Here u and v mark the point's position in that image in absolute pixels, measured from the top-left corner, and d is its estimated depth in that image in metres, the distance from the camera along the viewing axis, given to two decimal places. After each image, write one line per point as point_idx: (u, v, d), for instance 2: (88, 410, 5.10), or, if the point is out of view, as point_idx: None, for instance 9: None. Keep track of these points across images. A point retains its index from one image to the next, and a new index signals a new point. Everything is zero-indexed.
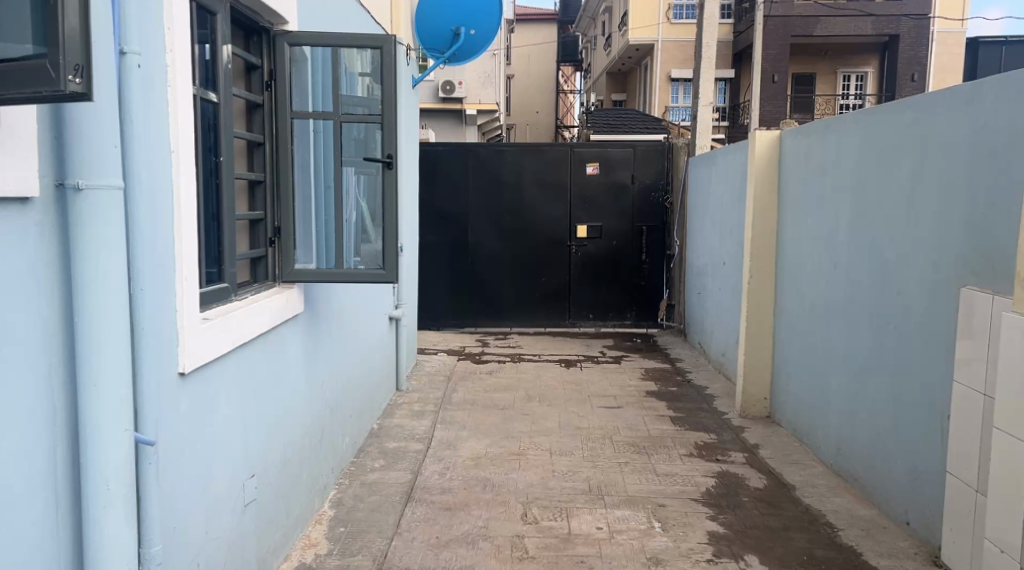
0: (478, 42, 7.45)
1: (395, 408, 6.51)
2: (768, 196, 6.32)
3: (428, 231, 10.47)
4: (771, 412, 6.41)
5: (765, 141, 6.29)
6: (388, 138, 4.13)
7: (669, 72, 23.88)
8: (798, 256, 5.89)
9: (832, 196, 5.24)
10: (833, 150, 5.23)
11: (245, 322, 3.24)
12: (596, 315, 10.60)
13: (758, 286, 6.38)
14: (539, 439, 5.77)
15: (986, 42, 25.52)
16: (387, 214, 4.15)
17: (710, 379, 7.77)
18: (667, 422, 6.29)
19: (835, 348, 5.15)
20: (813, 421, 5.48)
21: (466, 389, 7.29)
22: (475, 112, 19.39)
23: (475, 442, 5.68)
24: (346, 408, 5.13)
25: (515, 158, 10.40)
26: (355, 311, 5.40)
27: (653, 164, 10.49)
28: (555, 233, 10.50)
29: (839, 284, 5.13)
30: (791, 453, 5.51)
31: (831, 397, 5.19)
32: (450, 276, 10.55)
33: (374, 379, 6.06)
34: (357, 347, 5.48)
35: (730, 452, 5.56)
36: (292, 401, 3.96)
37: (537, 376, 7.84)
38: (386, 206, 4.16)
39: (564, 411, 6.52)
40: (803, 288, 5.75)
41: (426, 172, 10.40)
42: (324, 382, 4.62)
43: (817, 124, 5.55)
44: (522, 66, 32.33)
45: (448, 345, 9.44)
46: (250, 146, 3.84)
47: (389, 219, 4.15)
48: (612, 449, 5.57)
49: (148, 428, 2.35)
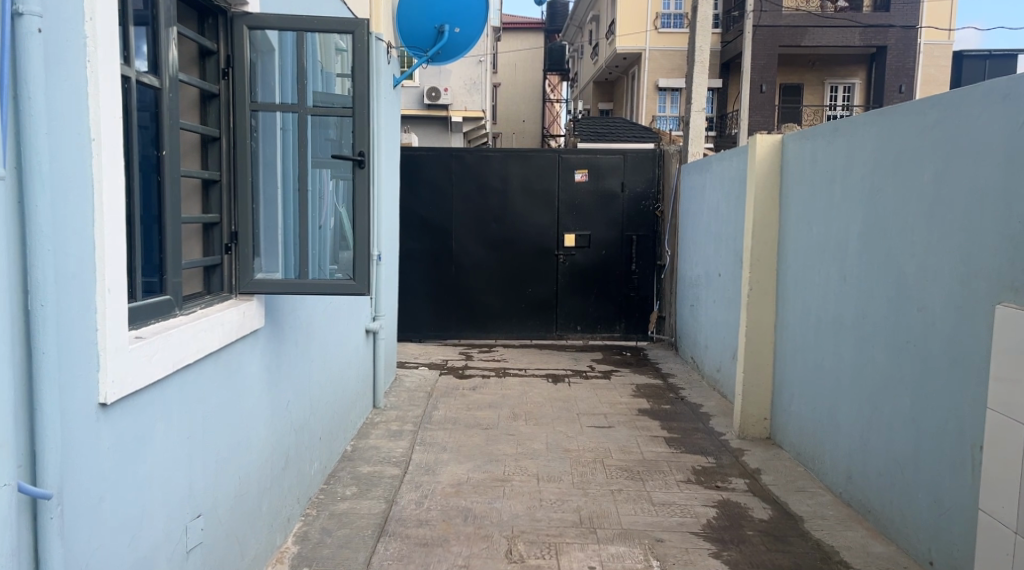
0: (462, 41, 7.08)
1: (371, 428, 6.10)
2: (770, 204, 5.96)
3: (410, 239, 10.05)
4: (771, 433, 6.04)
5: (767, 146, 5.93)
6: (359, 135, 3.74)
7: (657, 81, 23.49)
8: (803, 267, 5.52)
9: (841, 204, 4.89)
10: (843, 154, 4.88)
11: (191, 340, 2.81)
12: (584, 327, 10.23)
13: (758, 299, 6.01)
14: (525, 463, 5.37)
15: (974, 55, 25.49)
16: (358, 219, 3.75)
17: (705, 396, 7.39)
18: (662, 444, 5.90)
19: (845, 366, 4.78)
20: (819, 444, 5.11)
21: (447, 406, 6.89)
22: (461, 120, 19.17)
23: (456, 467, 5.28)
24: (316, 429, 4.72)
25: (501, 163, 10.02)
26: (327, 323, 4.97)
27: (644, 171, 10.16)
28: (542, 242, 10.12)
29: (849, 297, 4.77)
30: (795, 480, 5.13)
31: (840, 420, 4.83)
32: (433, 286, 10.13)
33: (349, 396, 5.65)
34: (329, 362, 5.06)
35: (730, 478, 5.18)
36: (249, 426, 3.53)
37: (523, 393, 7.44)
38: (358, 211, 3.76)
39: (552, 432, 6.13)
40: (809, 302, 5.38)
41: (409, 178, 9.99)
42: (290, 402, 4.19)
43: (823, 127, 5.21)
44: (508, 74, 32.09)
45: (430, 358, 9.03)
46: (204, 141, 3.42)
47: (360, 224, 3.75)
48: (604, 474, 5.18)
49: (48, 478, 1.93)
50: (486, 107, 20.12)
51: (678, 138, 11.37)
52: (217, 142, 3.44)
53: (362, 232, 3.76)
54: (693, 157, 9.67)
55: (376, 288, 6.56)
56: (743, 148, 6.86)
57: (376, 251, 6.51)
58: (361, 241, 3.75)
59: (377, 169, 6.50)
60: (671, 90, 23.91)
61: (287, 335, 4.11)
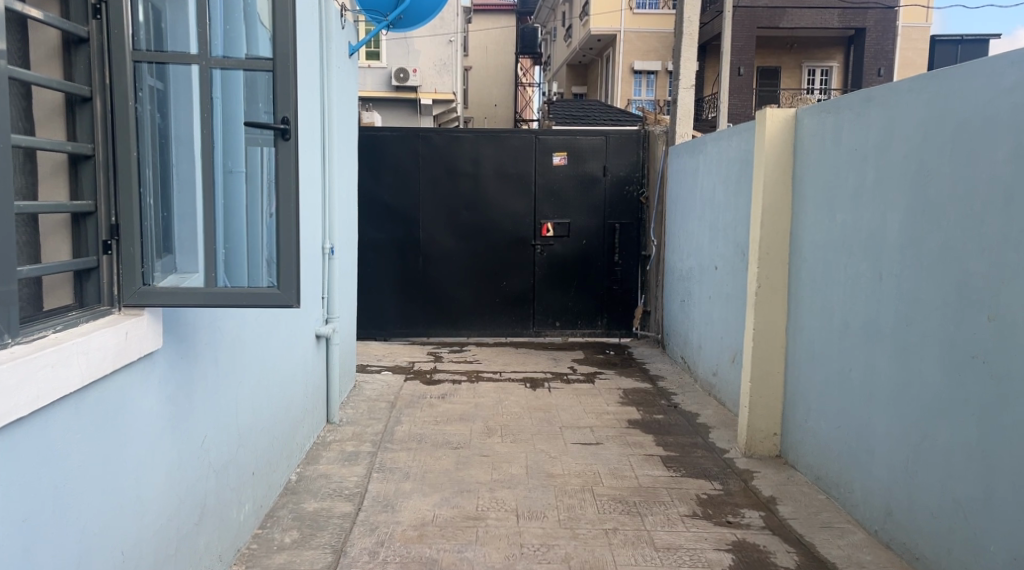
0: (428, 5, 6.21)
1: (322, 450, 5.28)
2: (781, 189, 5.18)
3: (373, 228, 9.18)
4: (781, 451, 5.29)
5: (778, 122, 5.14)
6: (281, 97, 2.88)
7: (632, 64, 22.79)
8: (822, 263, 4.75)
9: (875, 188, 4.12)
10: (878, 132, 4.10)
11: (18, 380, 2.03)
12: (563, 323, 9.44)
13: (768, 297, 5.23)
14: (502, 495, 4.57)
15: (946, 40, 25.05)
16: (279, 205, 2.88)
17: (700, 404, 6.66)
18: (658, 465, 5.15)
19: (882, 382, 4.03)
20: (846, 471, 4.37)
21: (412, 419, 6.07)
22: (431, 103, 18.27)
23: (420, 500, 4.50)
24: (249, 463, 3.91)
25: (472, 145, 9.18)
26: (261, 330, 4.12)
27: (628, 155, 9.36)
28: (518, 231, 9.30)
29: (886, 301, 4.00)
30: (818, 511, 4.39)
31: (873, 444, 4.08)
32: (399, 280, 9.27)
33: (294, 415, 4.84)
34: (266, 379, 4.24)
35: (742, 511, 4.44)
36: (138, 472, 2.68)
37: (498, 402, 6.65)
38: (279, 195, 2.89)
39: (533, 451, 5.35)
40: (830, 304, 4.62)
41: (372, 161, 9.13)
42: (207, 437, 3.33)
43: (849, 98, 4.42)
44: (479, 58, 31.10)
45: (394, 360, 8.20)
46: (71, 102, 2.61)
47: (282, 213, 2.88)
48: (595, 509, 4.41)
49: None
50: (456, 88, 19.14)
51: (664, 118, 10.59)
52: (88, 103, 2.63)
53: (287, 221, 2.90)
54: (681, 139, 8.89)
55: (328, 286, 5.73)
56: (747, 127, 6.08)
57: (329, 244, 5.69)
58: (286, 236, 2.88)
59: (328, 150, 5.67)
60: (647, 72, 23.12)
61: (196, 350, 3.21)
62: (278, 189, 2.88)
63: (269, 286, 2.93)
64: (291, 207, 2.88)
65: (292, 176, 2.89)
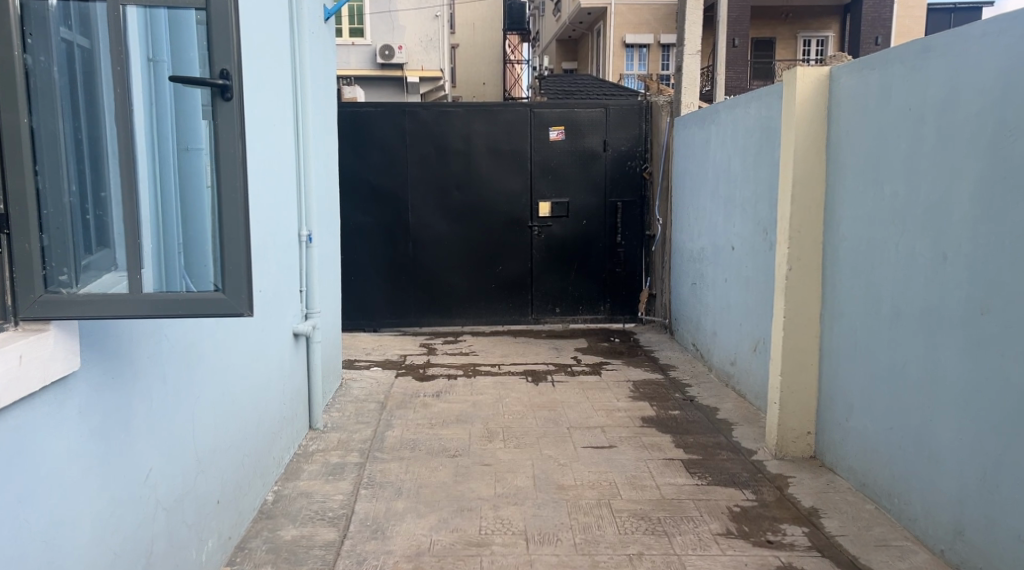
0: None
1: (304, 463, 4.71)
2: (813, 159, 4.60)
3: (358, 211, 8.59)
4: (816, 451, 4.74)
5: (809, 84, 4.57)
6: (217, 42, 2.26)
7: (623, 37, 22.14)
8: (864, 240, 4.18)
9: (935, 152, 3.56)
10: (939, 86, 3.53)
11: None
12: (564, 308, 8.87)
13: (800, 281, 4.66)
14: (508, 513, 4.02)
15: (941, 8, 24.49)
16: (220, 184, 2.28)
17: (718, 397, 6.11)
18: (681, 472, 4.60)
19: (946, 376, 3.48)
20: (900, 478, 3.83)
21: (404, 423, 5.51)
22: (418, 80, 17.62)
23: (414, 522, 3.94)
24: (213, 490, 3.35)
25: (463, 119, 8.56)
26: (224, 334, 3.55)
27: (629, 128, 8.74)
28: (513, 211, 8.70)
29: (952, 284, 3.44)
30: (871, 525, 3.85)
31: (936, 448, 3.54)
32: (387, 267, 8.68)
33: (267, 426, 4.28)
34: (232, 390, 3.69)
35: (782, 527, 3.88)
36: (40, 523, 2.10)
37: (498, 400, 6.08)
38: (219, 172, 2.28)
39: (540, 458, 4.80)
40: (876, 286, 4.06)
41: (356, 140, 8.52)
42: (151, 468, 2.74)
43: (902, 50, 3.86)
44: (467, 35, 30.28)
45: (384, 354, 7.63)
46: None
47: (224, 195, 2.29)
48: (615, 529, 3.86)
49: None
50: (443, 66, 18.44)
51: (666, 89, 9.98)
52: None
53: (232, 205, 2.28)
54: (686, 110, 8.29)
55: (306, 277, 5.15)
56: (768, 91, 5.50)
57: (305, 231, 5.11)
58: (230, 226, 2.29)
59: (303, 126, 5.10)
60: (639, 46, 22.41)
61: (132, 365, 2.61)
62: (217, 162, 2.28)
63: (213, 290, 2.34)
64: (238, 188, 2.28)
65: (239, 145, 2.27)
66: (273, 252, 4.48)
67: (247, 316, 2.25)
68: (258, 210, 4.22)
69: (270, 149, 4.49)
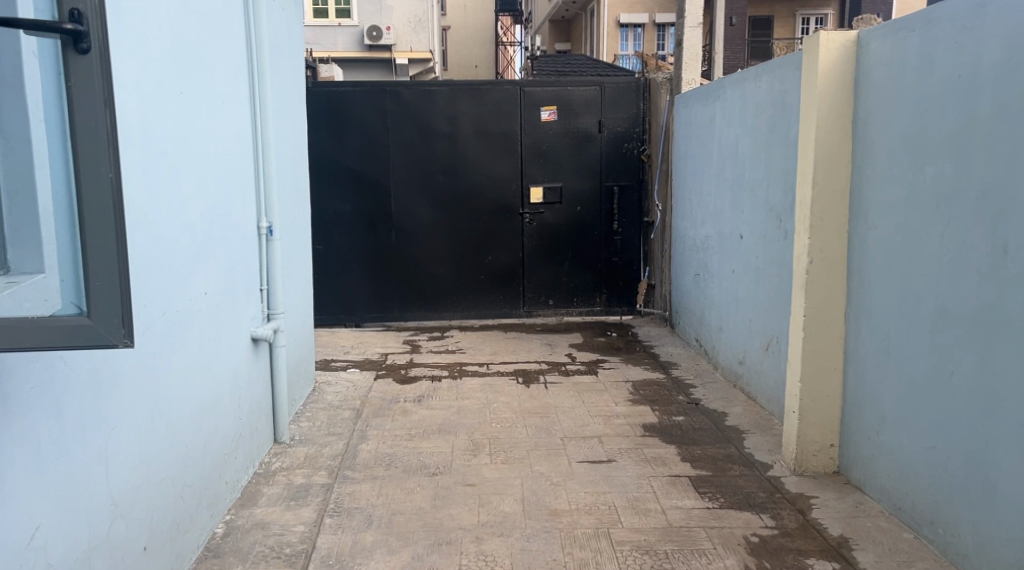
0: None
1: (264, 485, 4.18)
2: (838, 138, 4.06)
3: (338, 199, 8.03)
4: (840, 467, 4.21)
5: (833, 52, 4.02)
6: None
7: (618, 17, 21.50)
8: (900, 230, 3.65)
9: (994, 124, 3.03)
10: (998, 49, 3.00)
11: None
12: (558, 300, 8.33)
13: (822, 275, 4.13)
14: (492, 548, 3.50)
15: None
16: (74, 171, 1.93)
17: (726, 400, 5.59)
18: (690, 493, 4.07)
19: (1007, 388, 2.95)
20: (945, 504, 3.32)
21: (380, 434, 4.97)
22: (407, 62, 17.00)
23: (383, 560, 3.42)
24: (139, 535, 2.82)
25: (448, 99, 7.98)
26: (153, 346, 3.03)
27: (626, 107, 8.17)
28: (503, 198, 8.15)
29: (1015, 282, 2.92)
30: (912, 561, 3.33)
31: (994, 471, 3.02)
32: (369, 258, 8.13)
33: (218, 447, 3.74)
34: (168, 409, 3.16)
35: (808, 562, 3.38)
36: None
37: (485, 405, 5.55)
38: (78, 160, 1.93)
39: (530, 477, 4.27)
40: (915, 283, 3.53)
41: (334, 123, 7.95)
42: (39, 524, 2.22)
43: (949, 7, 3.31)
44: (458, 16, 29.58)
45: (365, 353, 7.09)
46: None
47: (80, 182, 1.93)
48: (615, 566, 3.34)
49: None
50: (433, 47, 17.80)
51: (667, 66, 9.40)
52: None
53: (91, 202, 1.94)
54: (687, 87, 7.72)
55: (267, 274, 4.59)
56: (782, 62, 4.94)
57: (266, 222, 4.55)
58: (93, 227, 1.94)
59: (263, 104, 4.50)
60: (634, 25, 21.72)
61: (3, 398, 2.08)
62: (73, 143, 1.92)
63: (74, 312, 1.96)
64: (105, 178, 1.94)
65: (103, 116, 1.93)
66: (224, 245, 3.94)
67: (125, 344, 1.96)
68: (206, 200, 3.68)
69: (222, 129, 3.94)
